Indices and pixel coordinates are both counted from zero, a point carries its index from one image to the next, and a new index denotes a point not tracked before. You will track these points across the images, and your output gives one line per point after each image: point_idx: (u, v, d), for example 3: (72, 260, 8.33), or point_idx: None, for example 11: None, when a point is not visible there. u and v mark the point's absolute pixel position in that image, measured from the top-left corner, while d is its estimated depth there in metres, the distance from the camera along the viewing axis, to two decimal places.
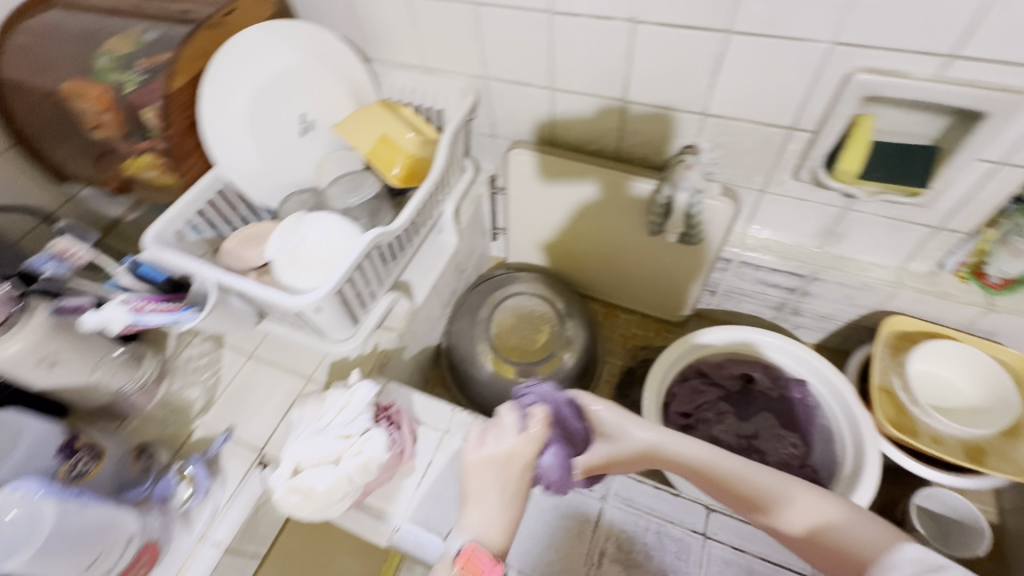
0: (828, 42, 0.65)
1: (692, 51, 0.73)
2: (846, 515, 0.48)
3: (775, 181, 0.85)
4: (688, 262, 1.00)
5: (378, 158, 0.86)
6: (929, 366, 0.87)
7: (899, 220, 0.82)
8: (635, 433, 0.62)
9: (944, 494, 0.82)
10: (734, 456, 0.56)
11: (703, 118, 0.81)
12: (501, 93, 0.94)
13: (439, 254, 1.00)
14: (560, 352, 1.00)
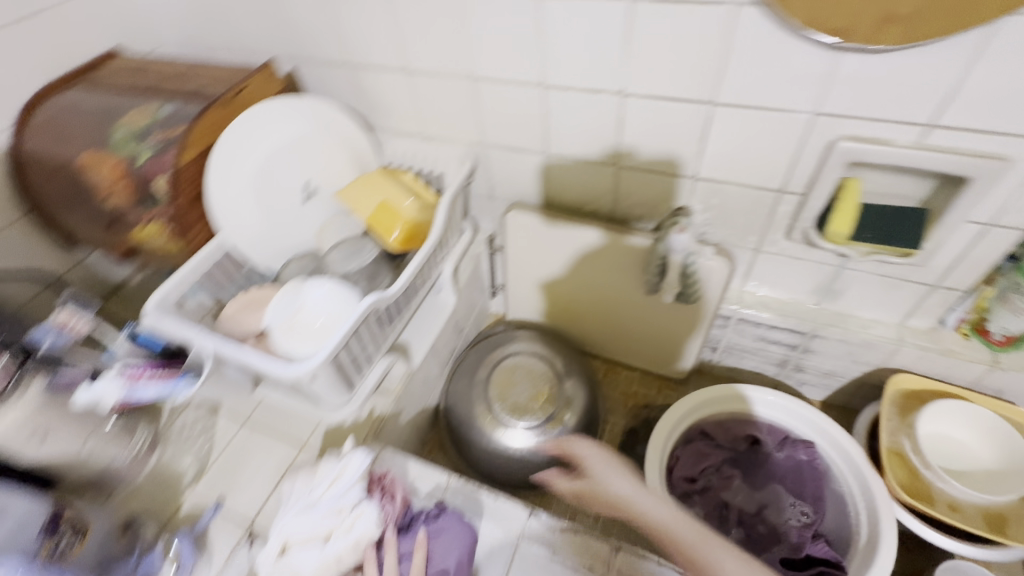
0: (810, 112, 0.68)
1: (680, 120, 0.76)
2: (699, 536, 0.59)
3: (769, 240, 0.86)
4: (685, 319, 0.99)
5: (377, 223, 0.89)
6: (940, 427, 0.84)
7: (895, 278, 0.82)
8: (613, 489, 0.67)
9: (967, 566, 0.78)
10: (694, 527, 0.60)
11: (693, 182, 0.84)
12: (498, 158, 0.97)
13: (437, 314, 1.01)
14: (559, 413, 0.98)
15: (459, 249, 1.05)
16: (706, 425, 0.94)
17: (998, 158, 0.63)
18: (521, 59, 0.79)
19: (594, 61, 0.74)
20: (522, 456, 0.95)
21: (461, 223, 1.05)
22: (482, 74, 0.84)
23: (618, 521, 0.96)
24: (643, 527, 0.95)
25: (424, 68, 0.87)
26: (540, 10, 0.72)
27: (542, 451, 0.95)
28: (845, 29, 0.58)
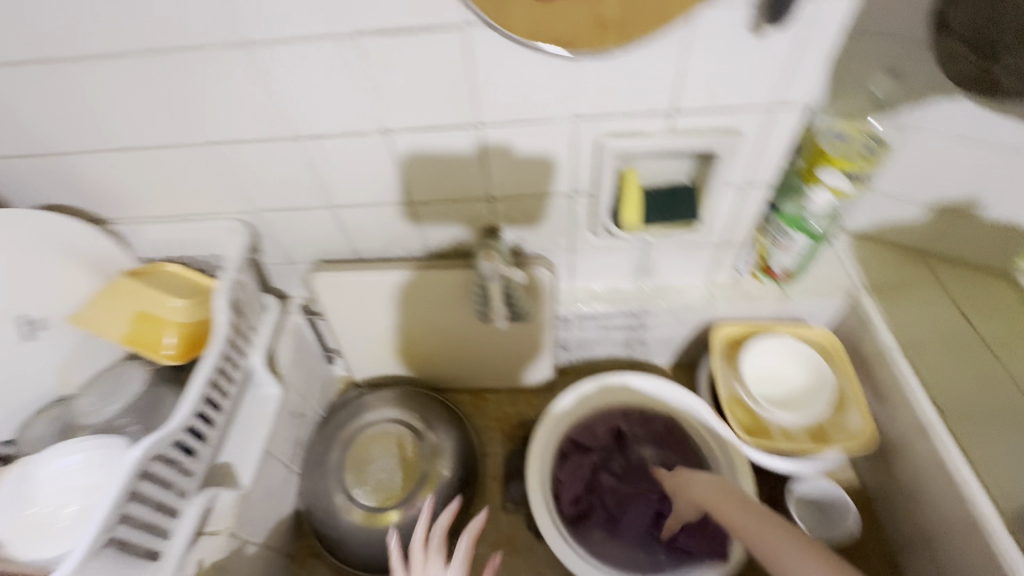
0: (570, 118, 0.68)
1: (454, 147, 0.72)
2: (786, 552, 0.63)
3: (578, 240, 0.87)
4: (528, 332, 0.98)
5: (139, 338, 0.73)
6: (761, 363, 0.93)
7: (691, 246, 0.88)
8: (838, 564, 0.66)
9: (811, 479, 0.87)
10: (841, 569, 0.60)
11: (491, 202, 0.80)
12: (280, 222, 0.85)
13: (260, 412, 0.86)
14: (431, 470, 0.92)
15: (267, 329, 0.90)
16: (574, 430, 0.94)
17: (731, 130, 0.69)
18: (259, 113, 0.68)
19: (342, 103, 0.66)
20: (403, 533, 0.86)
21: (261, 300, 0.91)
22: (221, 137, 0.71)
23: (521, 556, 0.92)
24: (547, 552, 0.92)
25: (146, 143, 0.72)
26: (258, 59, 0.62)
27: (423, 519, 0.87)
28: (570, 41, 0.58)
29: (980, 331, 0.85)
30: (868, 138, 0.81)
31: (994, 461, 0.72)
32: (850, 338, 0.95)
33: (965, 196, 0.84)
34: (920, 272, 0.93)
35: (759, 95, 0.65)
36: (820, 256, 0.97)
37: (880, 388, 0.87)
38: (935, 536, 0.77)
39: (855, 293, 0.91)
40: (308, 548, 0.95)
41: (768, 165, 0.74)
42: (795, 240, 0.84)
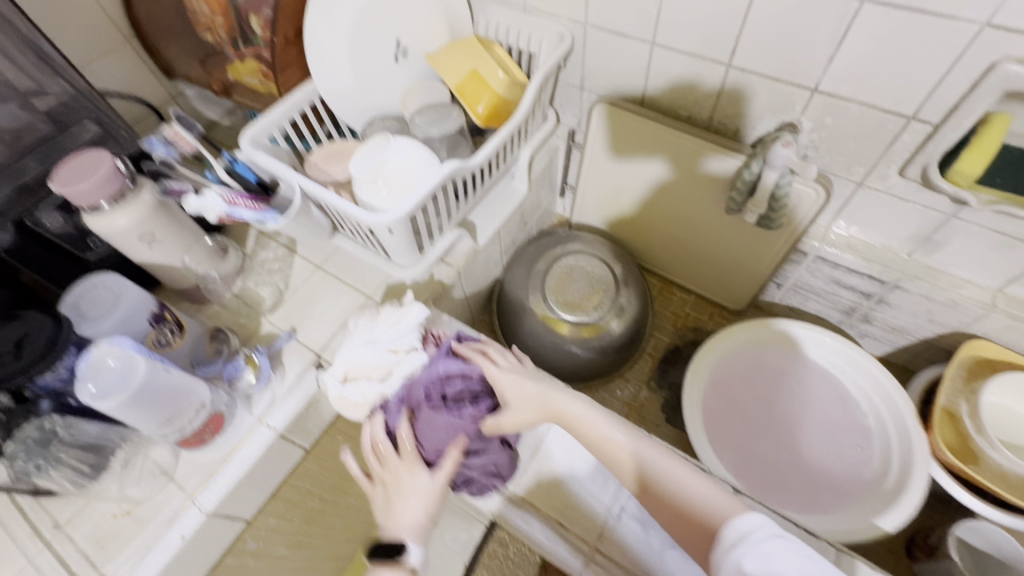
0: (979, 23, 0.59)
1: (818, 17, 0.67)
2: (667, 462, 0.59)
3: (878, 174, 0.79)
4: (759, 247, 0.96)
5: (465, 92, 0.87)
6: (1003, 398, 0.82)
7: (1012, 236, 0.74)
8: (527, 387, 0.68)
9: (986, 527, 0.77)
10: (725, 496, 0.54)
11: (811, 95, 0.76)
12: (598, 43, 0.90)
13: (507, 200, 1.01)
14: (607, 316, 0.99)
15: (538, 137, 1.01)
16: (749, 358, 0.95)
17: None
18: None
19: None
20: (564, 348, 0.98)
21: (545, 109, 1.01)
22: None
23: (645, 426, 1.01)
24: (668, 435, 0.99)
25: None
26: None
27: (585, 348, 0.98)
28: None
29: None
30: None
31: None
32: None
33: None
34: None
35: None
36: None
37: None
38: None
39: None
40: (485, 324, 1.14)
41: None
42: None
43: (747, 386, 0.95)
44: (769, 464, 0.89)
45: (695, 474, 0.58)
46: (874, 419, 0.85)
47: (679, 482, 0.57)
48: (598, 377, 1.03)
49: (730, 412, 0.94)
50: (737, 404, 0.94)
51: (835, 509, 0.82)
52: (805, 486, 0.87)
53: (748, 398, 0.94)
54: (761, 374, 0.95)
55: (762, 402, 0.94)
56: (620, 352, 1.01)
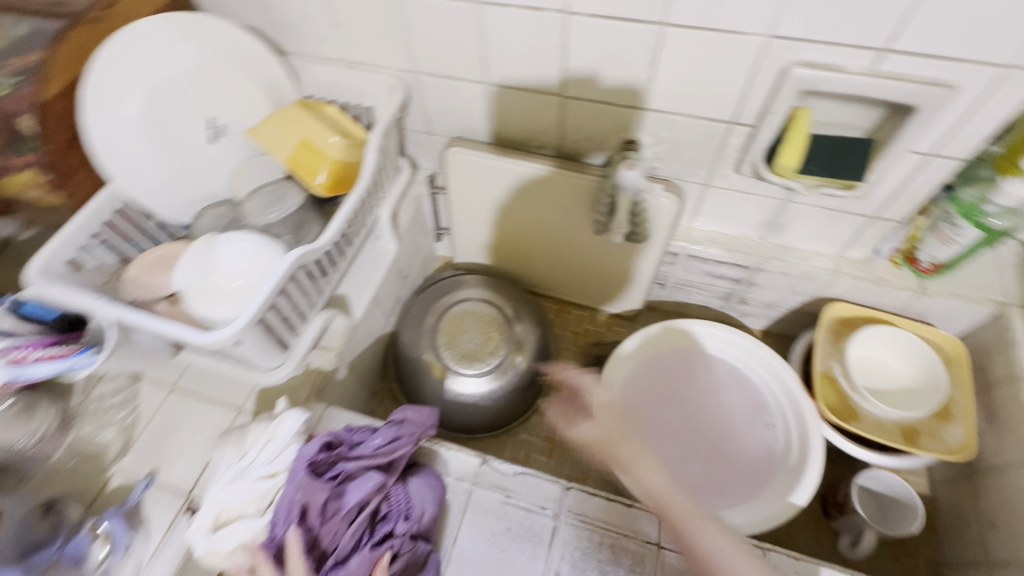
0: (765, 35, 0.63)
1: (630, 44, 0.69)
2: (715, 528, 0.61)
3: (718, 174, 0.84)
4: (634, 257, 0.98)
5: (300, 164, 0.79)
6: (866, 350, 0.89)
7: (837, 210, 0.82)
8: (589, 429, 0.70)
9: (881, 474, 0.84)
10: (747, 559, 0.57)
11: (643, 113, 0.78)
12: (434, 88, 0.87)
13: (378, 262, 0.95)
14: (510, 355, 0.97)
15: (396, 191, 0.96)
16: (652, 362, 0.95)
17: (944, 86, 0.61)
18: None
19: None
20: (474, 400, 0.94)
21: (396, 161, 0.96)
22: None
23: (570, 456, 0.99)
24: (594, 459, 0.99)
25: None
26: None
27: (494, 395, 0.95)
28: None
29: None
30: None
31: None
32: (976, 351, 0.87)
33: None
34: None
35: (998, 50, 0.57)
36: (976, 261, 0.88)
37: (993, 411, 0.81)
38: (1002, 564, 0.73)
39: (1006, 306, 0.83)
40: (386, 391, 1.06)
41: (968, 139, 0.66)
42: (961, 230, 0.77)
43: (657, 391, 0.95)
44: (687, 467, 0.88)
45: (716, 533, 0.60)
46: (772, 402, 0.90)
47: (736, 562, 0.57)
48: (515, 420, 1.00)
49: (645, 424, 0.92)
50: (648, 414, 0.93)
51: (752, 496, 0.83)
52: (726, 482, 0.86)
53: (658, 405, 0.94)
54: (669, 377, 0.96)
55: (670, 404, 0.94)
56: (530, 388, 0.99)
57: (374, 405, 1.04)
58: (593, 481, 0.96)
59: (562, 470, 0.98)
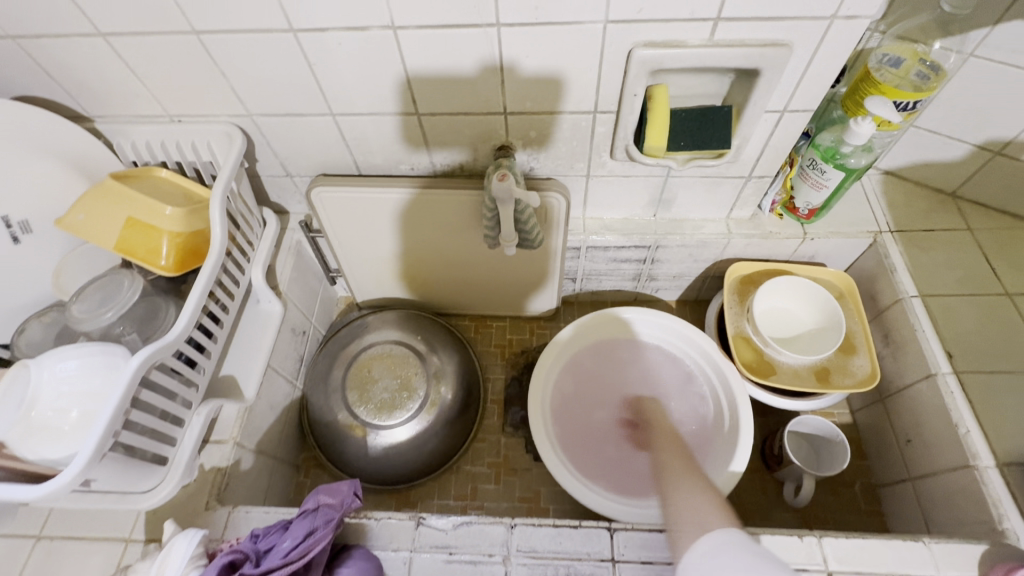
0: (601, 22, 0.60)
1: (469, 50, 0.65)
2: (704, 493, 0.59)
3: (596, 164, 0.82)
4: (536, 260, 0.95)
5: (132, 247, 0.68)
6: (771, 301, 0.91)
7: (715, 177, 0.83)
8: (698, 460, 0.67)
9: (808, 418, 0.88)
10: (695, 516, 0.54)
11: (505, 117, 0.74)
12: (278, 128, 0.79)
13: (263, 328, 0.85)
14: (433, 391, 0.91)
15: (267, 246, 0.87)
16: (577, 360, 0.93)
17: (779, 45, 0.61)
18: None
19: None
20: (405, 448, 0.88)
21: (258, 214, 0.87)
22: (209, 25, 0.63)
23: (519, 476, 0.95)
24: (543, 473, 0.95)
25: (124, 27, 0.63)
26: None
27: (425, 437, 0.89)
28: None
29: (1004, 281, 0.82)
30: (923, 64, 0.74)
31: (1001, 409, 0.71)
32: (866, 282, 0.92)
33: (1016, 136, 0.79)
34: (950, 218, 0.89)
35: (819, 3, 0.57)
36: (848, 197, 0.92)
37: (890, 334, 0.86)
38: (925, 477, 0.78)
39: (879, 235, 0.88)
40: (312, 460, 0.97)
41: (814, 90, 0.67)
42: (826, 174, 0.80)
43: (586, 387, 0.93)
44: (623, 457, 0.87)
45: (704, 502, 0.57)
46: (702, 377, 0.91)
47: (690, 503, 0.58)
48: (454, 456, 0.94)
49: (580, 424, 0.90)
50: (582, 410, 0.91)
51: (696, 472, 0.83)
52: None
53: (590, 401, 0.92)
54: (596, 370, 0.94)
55: (603, 397, 0.93)
56: (462, 419, 0.94)
57: (300, 479, 0.95)
58: (546, 496, 0.93)
59: (514, 493, 0.94)
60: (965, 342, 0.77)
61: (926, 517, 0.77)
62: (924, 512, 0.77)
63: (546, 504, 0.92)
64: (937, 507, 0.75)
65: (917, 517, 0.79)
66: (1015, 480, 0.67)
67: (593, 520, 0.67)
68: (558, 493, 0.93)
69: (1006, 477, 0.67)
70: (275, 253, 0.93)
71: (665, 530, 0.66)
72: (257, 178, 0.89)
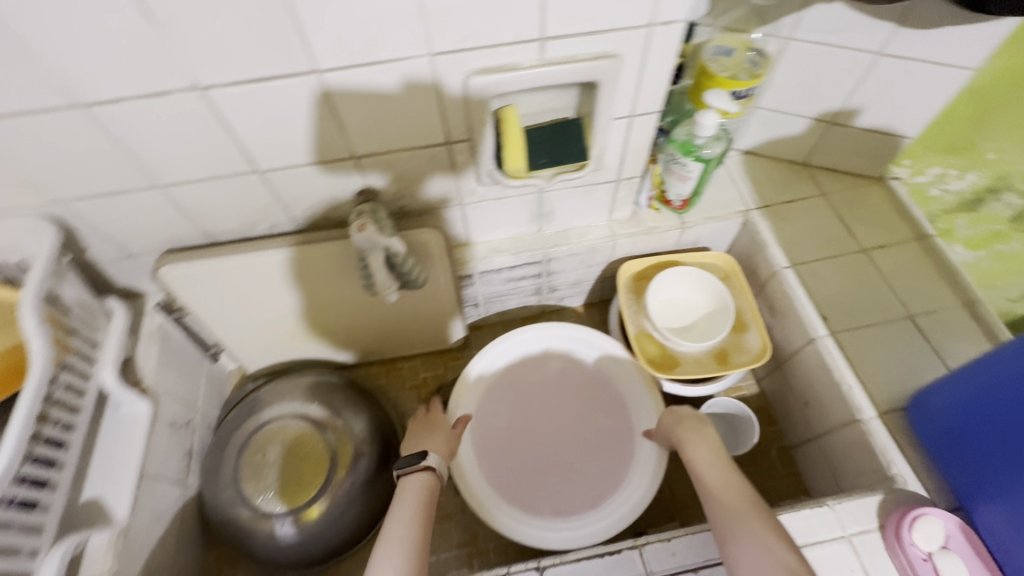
0: (426, 55, 0.58)
1: (293, 101, 0.59)
2: (749, 532, 0.55)
3: (467, 192, 0.79)
4: (430, 296, 0.91)
5: None
6: (665, 294, 0.93)
7: (585, 185, 0.83)
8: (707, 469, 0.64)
9: (718, 400, 0.91)
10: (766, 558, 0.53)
11: (356, 161, 0.69)
12: (99, 211, 0.69)
13: (129, 434, 0.75)
14: (342, 456, 0.86)
15: (116, 340, 0.76)
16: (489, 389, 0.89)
17: (609, 56, 0.62)
18: (13, 78, 0.51)
19: (127, 57, 0.52)
20: (322, 527, 0.81)
21: (100, 306, 0.76)
22: None
23: (453, 521, 0.91)
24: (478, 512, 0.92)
25: None
26: None
27: (342, 510, 0.83)
28: None
29: (859, 238, 0.88)
30: (751, 52, 0.78)
31: (874, 360, 0.77)
32: (746, 259, 0.97)
33: (843, 106, 0.85)
34: (807, 186, 0.95)
35: (635, 13, 0.58)
36: (715, 181, 0.96)
37: (774, 305, 0.90)
38: (825, 435, 0.82)
39: (748, 213, 0.93)
40: (225, 559, 0.88)
41: (653, 92, 0.68)
42: (688, 167, 0.82)
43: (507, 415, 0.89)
44: (549, 475, 0.85)
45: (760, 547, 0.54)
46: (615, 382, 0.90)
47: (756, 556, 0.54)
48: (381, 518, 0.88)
49: (508, 452, 0.87)
50: (507, 437, 0.88)
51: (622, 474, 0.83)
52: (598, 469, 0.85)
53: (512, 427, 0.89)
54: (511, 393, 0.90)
55: (521, 416, 0.90)
56: (381, 476, 0.87)
57: None
58: (484, 536, 0.89)
59: (451, 540, 0.89)
60: (836, 303, 0.82)
61: (832, 472, 0.81)
62: (830, 467, 0.82)
63: (485, 544, 0.89)
64: (838, 461, 0.80)
65: (825, 474, 0.83)
66: (894, 427, 0.72)
67: (522, 564, 0.66)
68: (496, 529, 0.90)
69: (887, 425, 0.72)
70: (133, 344, 0.82)
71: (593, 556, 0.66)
72: (94, 265, 0.79)
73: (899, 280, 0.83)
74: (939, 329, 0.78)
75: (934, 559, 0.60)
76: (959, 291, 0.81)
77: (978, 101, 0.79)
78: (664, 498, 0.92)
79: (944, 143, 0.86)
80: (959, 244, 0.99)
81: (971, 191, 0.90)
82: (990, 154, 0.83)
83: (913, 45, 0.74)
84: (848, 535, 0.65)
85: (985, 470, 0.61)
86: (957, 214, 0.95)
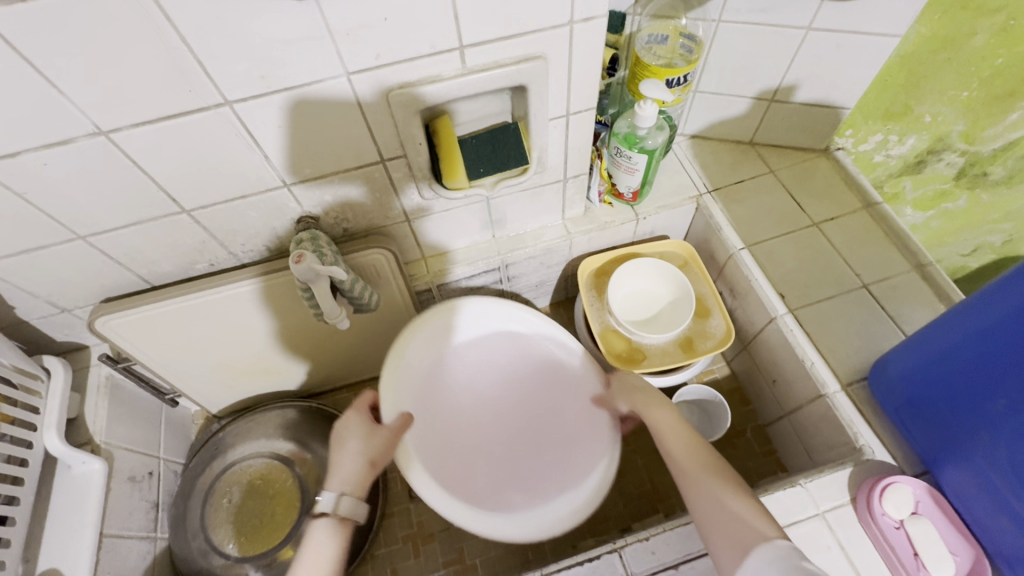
0: (342, 75, 0.55)
1: (208, 135, 0.57)
2: (718, 495, 0.56)
3: (411, 208, 0.77)
4: (390, 315, 0.89)
5: None
6: (627, 287, 0.93)
7: (533, 187, 0.81)
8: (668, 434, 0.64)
9: (690, 388, 0.91)
10: (738, 517, 0.54)
11: (289, 189, 0.67)
12: (20, 268, 0.65)
13: (83, 497, 0.71)
14: (313, 490, 0.87)
15: (58, 402, 0.73)
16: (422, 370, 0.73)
17: (535, 58, 0.60)
18: None
19: (17, 109, 0.48)
20: None
21: (36, 367, 0.73)
22: None
23: (438, 541, 0.89)
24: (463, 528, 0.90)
25: None
26: None
27: None
28: None
29: (809, 212, 0.89)
30: (683, 38, 0.77)
31: (834, 333, 0.77)
32: (703, 243, 0.97)
33: (781, 83, 0.85)
34: (755, 165, 0.95)
35: (554, 12, 0.56)
36: (665, 168, 0.96)
37: (734, 287, 0.90)
38: (795, 412, 0.82)
39: (700, 198, 0.92)
40: None
41: (586, 89, 0.67)
42: (633, 159, 0.81)
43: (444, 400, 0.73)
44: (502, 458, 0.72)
45: (733, 508, 0.55)
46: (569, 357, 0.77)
47: (728, 517, 0.55)
48: (363, 547, 0.86)
49: (452, 441, 0.71)
50: (449, 424, 0.72)
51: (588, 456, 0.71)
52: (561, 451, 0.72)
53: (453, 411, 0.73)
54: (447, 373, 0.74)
55: (466, 396, 0.74)
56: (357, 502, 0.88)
57: None
58: (470, 552, 0.88)
59: (437, 560, 0.88)
60: (793, 280, 0.83)
61: (806, 447, 0.82)
62: (803, 443, 0.82)
63: (472, 560, 0.87)
64: (810, 436, 0.80)
65: (800, 449, 0.84)
66: (859, 398, 0.72)
67: None
68: (482, 543, 0.89)
69: (851, 397, 0.72)
70: (81, 401, 0.79)
71: (573, 564, 0.65)
72: (27, 324, 0.75)
73: (851, 250, 0.84)
74: (893, 296, 0.79)
75: (906, 527, 0.61)
76: (910, 256, 0.82)
77: (910, 65, 0.79)
78: (647, 490, 0.92)
79: (883, 110, 0.86)
80: (908, 206, 1.01)
81: (913, 154, 0.91)
82: (926, 117, 0.85)
83: (841, 17, 0.74)
84: (822, 512, 0.65)
85: (945, 434, 0.61)
86: (903, 178, 0.96)
